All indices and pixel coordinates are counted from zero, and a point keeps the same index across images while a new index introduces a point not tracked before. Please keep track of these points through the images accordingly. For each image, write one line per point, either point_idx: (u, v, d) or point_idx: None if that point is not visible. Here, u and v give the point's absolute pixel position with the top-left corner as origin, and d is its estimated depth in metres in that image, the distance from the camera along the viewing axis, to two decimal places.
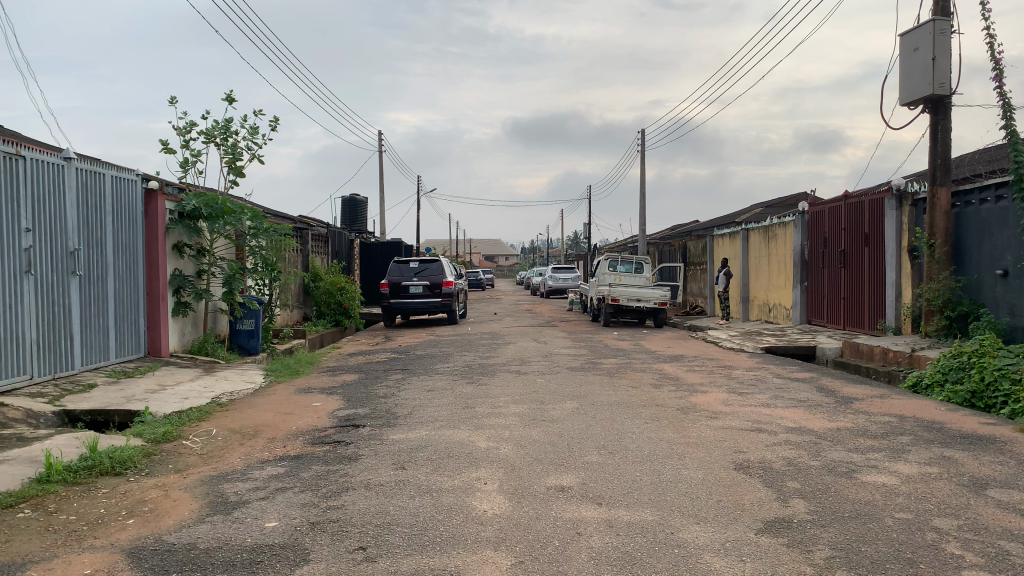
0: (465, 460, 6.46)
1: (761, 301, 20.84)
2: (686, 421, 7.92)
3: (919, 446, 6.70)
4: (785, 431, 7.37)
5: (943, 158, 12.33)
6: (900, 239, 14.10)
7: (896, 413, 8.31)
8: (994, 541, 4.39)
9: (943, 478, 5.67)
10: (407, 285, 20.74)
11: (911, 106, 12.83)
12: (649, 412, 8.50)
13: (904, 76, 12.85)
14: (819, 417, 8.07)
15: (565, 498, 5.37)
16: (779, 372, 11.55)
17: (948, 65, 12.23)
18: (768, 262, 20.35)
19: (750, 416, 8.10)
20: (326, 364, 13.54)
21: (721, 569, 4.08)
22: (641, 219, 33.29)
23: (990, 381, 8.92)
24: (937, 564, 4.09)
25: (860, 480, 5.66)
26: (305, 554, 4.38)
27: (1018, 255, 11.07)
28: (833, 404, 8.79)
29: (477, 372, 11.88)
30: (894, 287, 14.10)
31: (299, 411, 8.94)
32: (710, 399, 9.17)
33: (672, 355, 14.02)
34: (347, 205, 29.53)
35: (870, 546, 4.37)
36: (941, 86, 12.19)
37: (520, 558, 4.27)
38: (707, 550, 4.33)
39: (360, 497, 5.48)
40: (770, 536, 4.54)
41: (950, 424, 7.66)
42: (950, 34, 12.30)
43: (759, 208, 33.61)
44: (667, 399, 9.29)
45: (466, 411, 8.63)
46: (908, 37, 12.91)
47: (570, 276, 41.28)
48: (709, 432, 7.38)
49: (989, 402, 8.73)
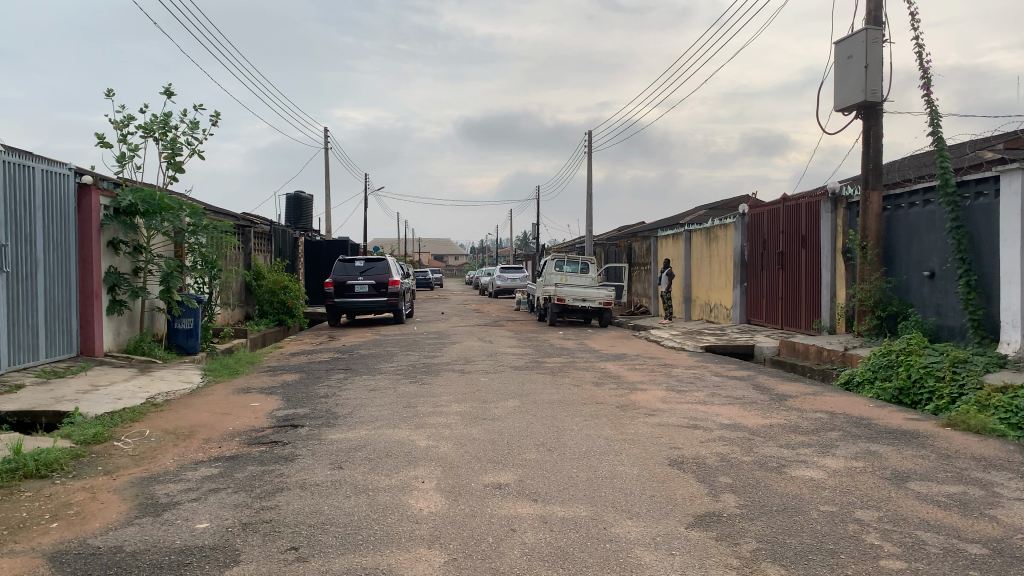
0: (403, 459, 6.44)
1: (703, 301, 21.24)
2: (624, 418, 8.03)
3: (846, 442, 6.92)
4: (721, 427, 7.53)
5: (876, 163, 12.74)
6: (835, 241, 14.54)
7: (827, 409, 8.56)
8: (912, 531, 4.56)
9: (867, 472, 5.87)
10: (352, 283, 20.53)
11: (846, 112, 13.21)
12: (589, 410, 8.57)
13: (839, 82, 13.22)
14: (754, 414, 8.26)
15: (501, 495, 5.39)
16: (717, 370, 11.80)
17: (881, 72, 12.60)
18: (709, 263, 20.75)
19: (687, 413, 8.25)
20: (266, 364, 13.35)
21: (650, 562, 4.15)
22: (589, 220, 33.66)
23: (916, 378, 9.24)
24: (857, 554, 4.24)
25: (789, 475, 5.82)
26: (236, 555, 4.32)
27: (944, 258, 11.50)
28: (767, 401, 9.01)
29: (420, 372, 11.83)
30: (829, 287, 14.52)
31: (236, 412, 8.78)
32: (648, 397, 9.29)
33: (615, 354, 14.18)
34: (292, 202, 29.15)
35: (794, 537, 4.51)
36: (873, 93, 12.60)
37: (453, 555, 4.28)
38: (638, 544, 4.41)
39: (294, 497, 5.42)
40: (699, 530, 4.63)
41: (878, 421, 7.92)
42: (882, 43, 12.66)
43: (701, 210, 34.29)
44: (607, 397, 9.39)
45: (408, 411, 8.60)
46: (843, 44, 13.26)
47: (518, 276, 41.46)
48: (647, 429, 7.49)
49: (915, 398, 9.05)
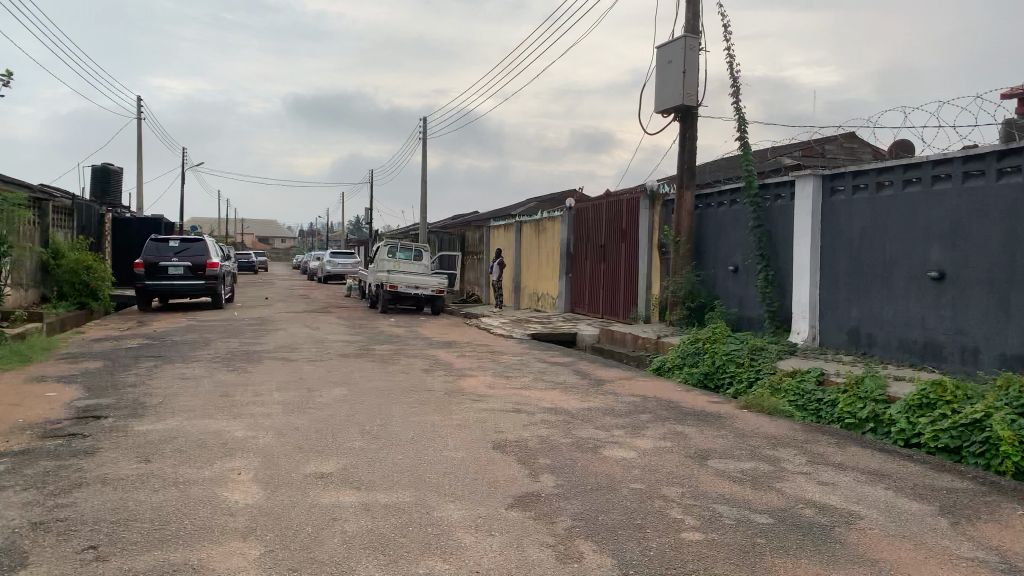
0: (219, 449, 6.15)
1: (530, 290, 21.82)
2: (451, 404, 8.12)
3: (656, 423, 7.39)
4: (543, 412, 7.80)
5: (690, 164, 13.62)
6: (652, 236, 15.41)
7: (641, 393, 9.09)
8: (710, 504, 4.95)
9: (673, 451, 6.30)
10: (166, 265, 19.26)
11: (665, 114, 14.01)
12: (416, 396, 8.59)
13: (659, 85, 14.00)
14: (574, 398, 8.62)
15: (323, 484, 5.29)
16: (542, 357, 12.19)
17: (696, 79, 13.47)
18: (537, 254, 21.34)
19: (511, 399, 8.47)
20: (65, 350, 12.25)
21: (470, 544, 4.24)
22: (422, 207, 33.57)
23: (720, 364, 10.01)
24: (661, 527, 4.55)
25: (603, 455, 6.13)
26: (22, 558, 3.95)
27: (746, 254, 12.51)
28: (586, 386, 9.44)
29: (241, 359, 11.34)
30: (645, 279, 15.39)
31: (28, 402, 8.00)
32: (475, 383, 9.44)
33: (443, 341, 14.27)
34: (99, 175, 26.84)
35: (606, 514, 4.76)
36: (689, 97, 13.45)
37: (269, 547, 4.15)
38: (458, 527, 4.48)
39: (94, 493, 5.03)
40: (518, 511, 4.78)
41: (684, 403, 8.52)
42: (699, 51, 13.54)
43: (532, 201, 35.16)
44: (434, 384, 9.45)
45: (226, 400, 8.21)
46: (664, 50, 14.04)
47: (348, 262, 40.65)
48: (473, 414, 7.61)
49: (718, 382, 9.81)
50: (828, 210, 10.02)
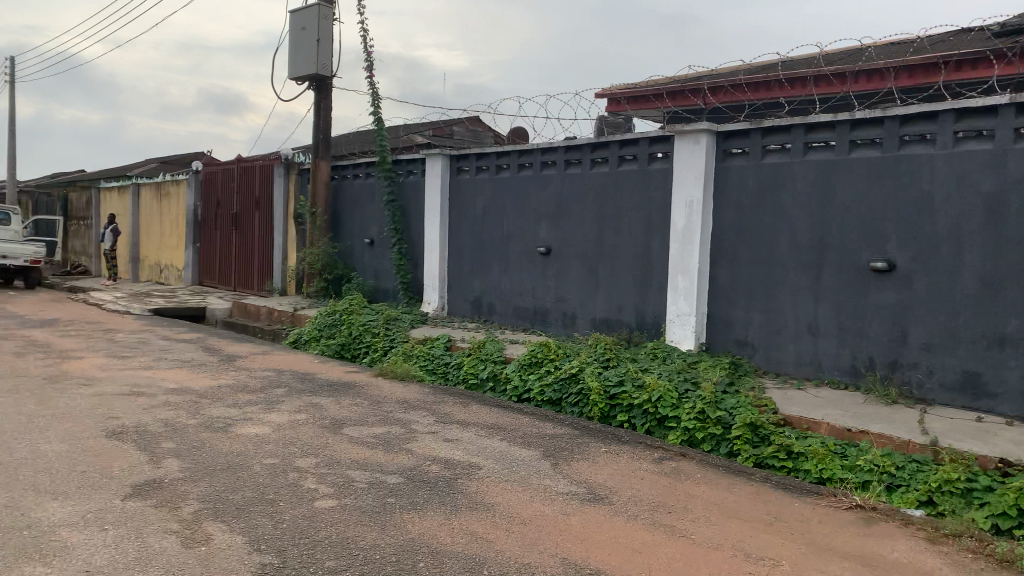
0: None
1: (152, 261, 19.95)
2: (53, 391, 7.15)
3: (291, 396, 7.30)
4: (167, 392, 7.25)
5: (326, 134, 13.49)
6: (288, 206, 15.05)
7: (275, 367, 8.91)
8: (343, 471, 5.05)
9: (308, 423, 6.31)
10: None
11: (299, 82, 13.72)
12: (7, 384, 7.40)
13: (292, 52, 13.65)
14: (202, 376, 8.15)
15: None
16: (165, 334, 11.27)
17: (331, 49, 13.38)
18: (159, 221, 19.55)
19: (129, 380, 7.73)
20: None
21: (77, 542, 3.80)
22: (11, 163, 28.65)
23: (356, 334, 10.11)
24: (294, 498, 4.53)
25: (235, 433, 5.90)
26: None
27: (381, 227, 12.83)
28: (216, 363, 8.97)
29: None
30: (281, 250, 15.01)
31: None
32: (84, 366, 8.43)
33: (43, 319, 12.44)
34: None
35: (237, 493, 4.61)
36: (323, 67, 13.32)
37: None
38: (63, 526, 4.00)
39: None
40: (136, 501, 4.40)
41: (320, 374, 8.55)
42: (333, 21, 13.46)
43: (152, 163, 32.05)
44: (31, 368, 8.23)
45: None
46: (297, 15, 13.70)
47: None
48: (81, 400, 6.80)
49: (356, 352, 9.95)
50: (454, 187, 10.63)
